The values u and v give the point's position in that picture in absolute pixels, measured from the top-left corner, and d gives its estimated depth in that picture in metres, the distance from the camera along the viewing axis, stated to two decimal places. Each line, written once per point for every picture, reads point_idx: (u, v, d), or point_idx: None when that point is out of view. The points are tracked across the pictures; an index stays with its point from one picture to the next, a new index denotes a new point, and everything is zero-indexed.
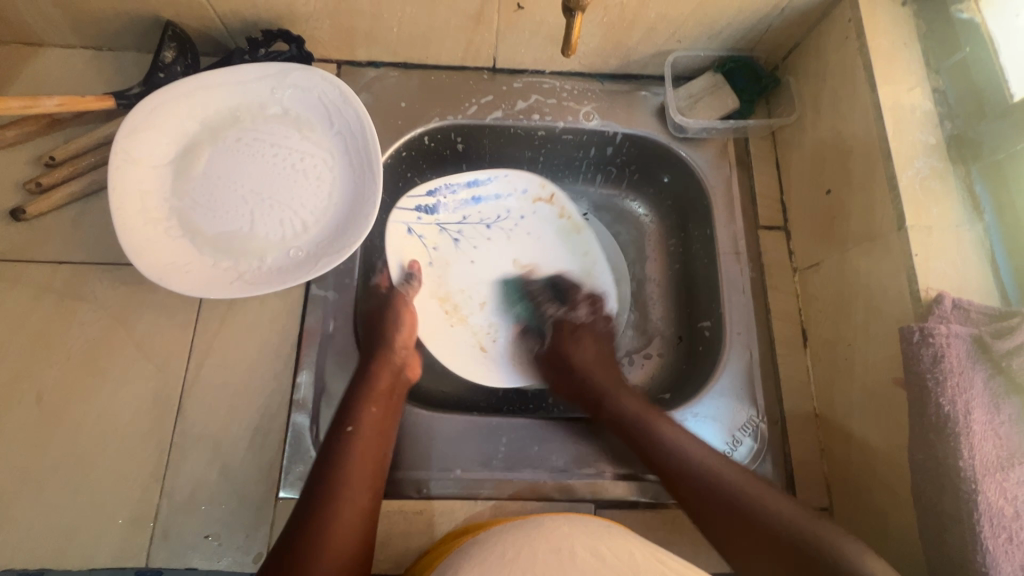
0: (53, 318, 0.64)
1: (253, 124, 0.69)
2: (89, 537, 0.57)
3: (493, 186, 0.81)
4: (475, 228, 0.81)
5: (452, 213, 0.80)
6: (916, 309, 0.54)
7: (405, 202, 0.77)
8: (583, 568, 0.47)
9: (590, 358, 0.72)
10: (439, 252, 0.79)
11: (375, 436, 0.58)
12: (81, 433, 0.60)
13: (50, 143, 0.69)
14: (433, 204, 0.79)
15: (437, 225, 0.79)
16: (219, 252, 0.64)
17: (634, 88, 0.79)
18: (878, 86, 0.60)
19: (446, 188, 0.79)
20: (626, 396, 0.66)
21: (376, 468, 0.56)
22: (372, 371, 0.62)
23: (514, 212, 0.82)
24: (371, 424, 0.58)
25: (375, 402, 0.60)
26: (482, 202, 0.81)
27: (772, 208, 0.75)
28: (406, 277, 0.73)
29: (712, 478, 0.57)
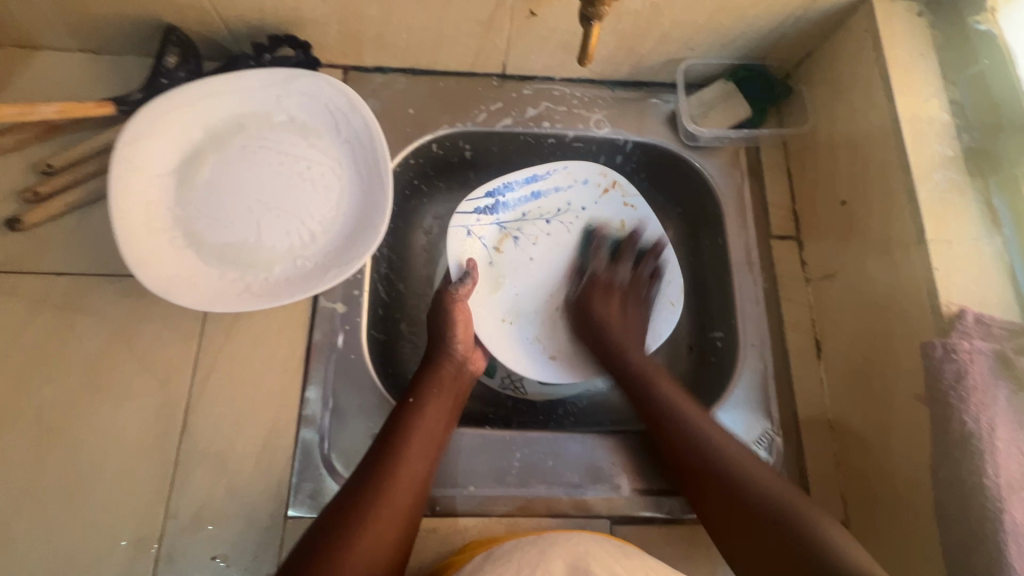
0: (51, 331, 0.62)
1: (259, 131, 0.67)
2: (91, 560, 0.55)
3: (552, 180, 0.77)
4: (535, 226, 0.78)
5: (513, 211, 0.77)
6: (937, 324, 0.53)
7: (465, 205, 0.74)
8: None
9: (604, 315, 0.72)
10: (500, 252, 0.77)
11: (430, 422, 0.59)
12: (82, 451, 0.58)
13: (47, 150, 0.67)
14: (494, 204, 0.76)
15: (496, 224, 0.77)
16: (225, 263, 0.62)
17: (644, 95, 0.78)
18: (896, 98, 0.60)
19: (505, 188, 0.76)
20: (666, 381, 0.66)
21: (430, 458, 0.57)
22: (436, 364, 0.64)
23: (574, 205, 0.79)
24: (430, 411, 0.60)
25: (436, 396, 0.61)
26: (542, 197, 0.78)
27: (785, 218, 0.74)
28: (463, 275, 0.71)
29: (748, 486, 0.55)
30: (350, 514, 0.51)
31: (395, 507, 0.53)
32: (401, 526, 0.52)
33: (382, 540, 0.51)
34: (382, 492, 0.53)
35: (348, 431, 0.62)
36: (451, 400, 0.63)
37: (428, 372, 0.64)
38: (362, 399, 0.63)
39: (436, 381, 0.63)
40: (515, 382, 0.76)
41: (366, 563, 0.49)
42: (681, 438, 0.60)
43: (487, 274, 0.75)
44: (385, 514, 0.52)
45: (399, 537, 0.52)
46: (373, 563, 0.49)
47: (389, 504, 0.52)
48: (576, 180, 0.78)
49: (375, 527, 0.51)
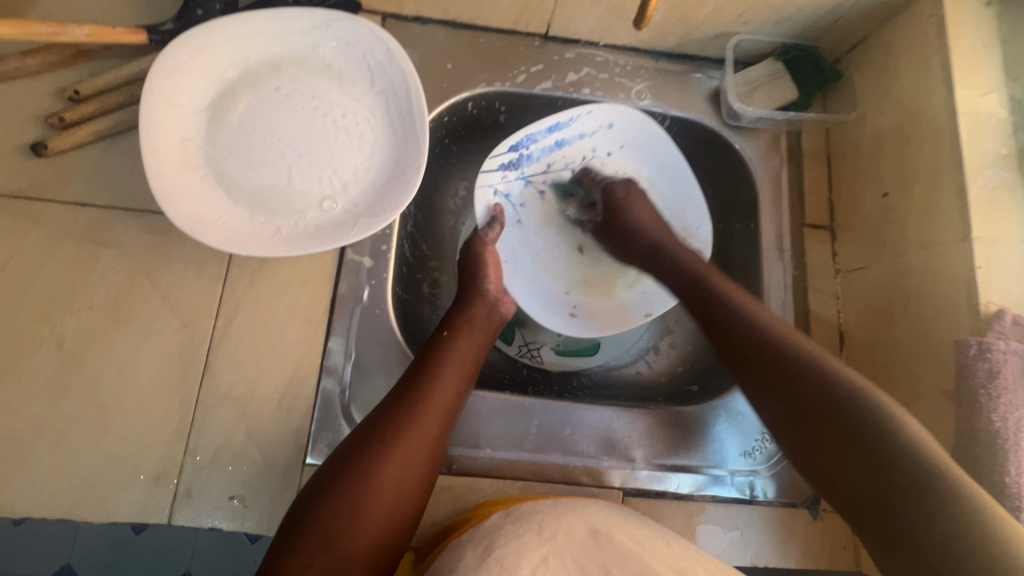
0: (74, 262, 0.61)
1: (294, 74, 0.65)
2: (109, 489, 0.56)
3: (577, 126, 0.73)
4: (561, 176, 0.76)
5: (538, 163, 0.74)
6: (973, 323, 0.53)
7: (490, 162, 0.70)
8: (621, 552, 0.48)
9: (642, 220, 0.69)
10: (528, 209, 0.75)
11: (464, 346, 0.61)
12: (103, 382, 0.58)
13: (73, 76, 0.65)
14: (518, 158, 0.72)
15: (522, 179, 0.74)
16: (255, 206, 0.61)
17: (688, 69, 0.76)
18: (956, 89, 0.58)
19: (528, 139, 0.72)
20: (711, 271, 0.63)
21: (464, 384, 0.58)
22: (473, 299, 0.65)
23: (599, 151, 0.75)
24: (464, 339, 0.61)
25: (467, 335, 0.62)
26: (566, 145, 0.75)
27: (820, 206, 0.73)
28: (490, 220, 0.70)
29: (818, 379, 0.49)
30: (381, 439, 0.51)
31: (425, 437, 0.53)
32: (428, 458, 0.53)
33: (412, 468, 0.51)
34: (416, 418, 0.53)
35: (369, 385, 0.62)
36: (482, 341, 0.63)
37: (460, 313, 0.64)
38: (384, 354, 0.63)
39: (468, 322, 0.63)
40: (532, 351, 0.77)
41: (395, 490, 0.50)
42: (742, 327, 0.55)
43: (514, 230, 0.74)
44: (415, 445, 0.52)
45: (427, 465, 0.53)
46: (401, 492, 0.50)
47: (420, 434, 0.53)
48: (601, 125, 0.73)
49: (405, 454, 0.51)
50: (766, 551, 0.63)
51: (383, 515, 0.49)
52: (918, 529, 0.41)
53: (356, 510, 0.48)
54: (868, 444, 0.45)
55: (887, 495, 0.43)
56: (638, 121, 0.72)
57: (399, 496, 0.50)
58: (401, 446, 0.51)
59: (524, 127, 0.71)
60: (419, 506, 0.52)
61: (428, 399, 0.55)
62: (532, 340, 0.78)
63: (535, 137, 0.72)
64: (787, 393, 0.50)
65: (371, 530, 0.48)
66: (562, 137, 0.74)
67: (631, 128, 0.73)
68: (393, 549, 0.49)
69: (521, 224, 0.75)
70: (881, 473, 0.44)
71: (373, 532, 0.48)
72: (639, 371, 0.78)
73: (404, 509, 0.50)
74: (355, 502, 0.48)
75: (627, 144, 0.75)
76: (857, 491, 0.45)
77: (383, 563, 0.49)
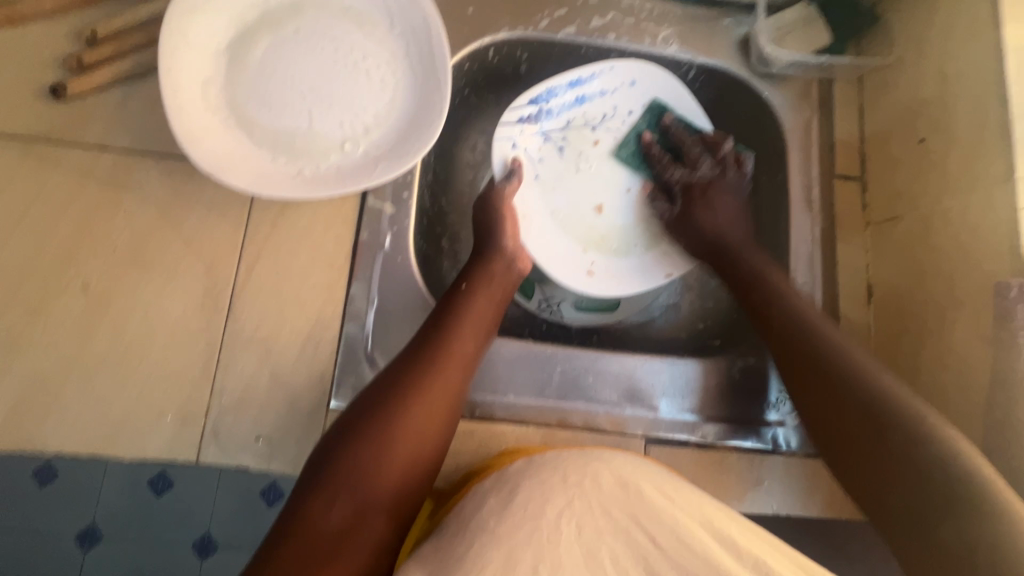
0: (97, 206, 0.61)
1: (314, 15, 0.63)
2: (139, 429, 0.56)
3: (598, 83, 0.72)
4: (580, 134, 0.73)
5: (558, 119, 0.72)
6: (1014, 265, 0.52)
7: (510, 114, 0.69)
8: (652, 506, 0.47)
9: (708, 223, 0.68)
10: (547, 164, 0.72)
11: (483, 300, 0.61)
12: (129, 325, 0.58)
13: (90, 18, 0.64)
14: (537, 112, 0.71)
15: (541, 134, 0.72)
16: (277, 149, 0.60)
17: (717, 15, 0.73)
18: (1005, 23, 0.55)
19: (548, 94, 0.71)
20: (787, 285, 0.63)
21: (482, 338, 0.58)
22: (491, 253, 0.64)
23: (620, 109, 0.73)
24: (483, 293, 0.61)
25: (486, 291, 0.61)
26: (587, 102, 0.72)
27: (851, 156, 0.71)
28: (508, 173, 0.69)
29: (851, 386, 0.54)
30: (402, 389, 0.51)
31: (445, 387, 0.53)
32: (449, 408, 0.53)
33: (432, 418, 0.51)
34: (437, 368, 0.53)
35: (391, 331, 0.62)
36: (501, 297, 0.63)
37: (480, 268, 0.63)
38: (406, 301, 0.63)
39: (487, 278, 0.63)
40: (552, 306, 0.76)
41: (416, 439, 0.50)
42: (801, 331, 0.59)
43: (532, 185, 0.71)
44: (436, 395, 0.52)
45: (448, 415, 0.53)
46: (422, 441, 0.50)
47: (441, 385, 0.53)
48: (623, 83, 0.72)
49: (426, 404, 0.51)
50: (790, 501, 0.63)
51: (404, 463, 0.49)
52: (930, 528, 0.45)
53: (378, 457, 0.48)
54: (885, 458, 0.49)
55: (926, 515, 0.46)
56: (661, 80, 0.71)
57: (421, 446, 0.50)
58: (422, 395, 0.51)
59: (544, 81, 0.70)
60: (440, 455, 0.52)
61: (449, 351, 0.55)
62: (552, 296, 0.76)
63: (555, 91, 0.71)
64: (832, 403, 0.54)
65: (393, 476, 0.48)
66: (583, 94, 0.72)
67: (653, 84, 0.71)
68: (416, 497, 0.50)
69: (539, 179, 0.72)
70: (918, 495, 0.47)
71: (395, 479, 0.48)
72: (657, 327, 0.77)
73: (426, 458, 0.50)
74: (377, 449, 0.48)
75: (649, 102, 0.73)
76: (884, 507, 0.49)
77: (407, 509, 0.49)
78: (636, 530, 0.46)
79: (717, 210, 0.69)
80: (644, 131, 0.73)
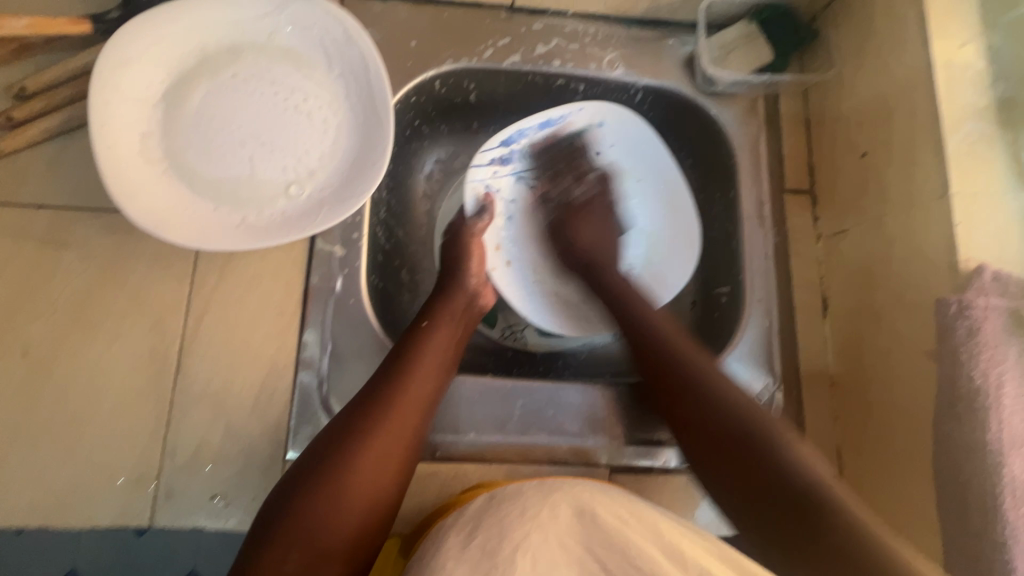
0: (35, 266, 0.59)
1: (252, 59, 0.62)
2: (89, 494, 0.55)
3: (567, 123, 0.71)
4: (552, 173, 0.73)
5: (529, 160, 0.72)
6: (953, 280, 0.52)
7: (479, 156, 0.70)
8: (605, 528, 0.47)
9: (585, 237, 0.70)
10: (518, 207, 0.73)
11: (442, 338, 0.60)
12: (74, 388, 0.57)
13: (19, 72, 0.62)
14: (508, 154, 0.71)
15: (513, 175, 0.72)
16: (220, 198, 0.59)
17: (661, 35, 0.74)
18: (932, 40, 0.57)
19: (518, 135, 0.70)
20: (675, 332, 0.60)
21: (440, 378, 0.57)
22: (450, 289, 0.64)
23: (589, 149, 0.73)
24: (441, 331, 0.60)
25: (443, 328, 0.60)
26: (556, 142, 0.72)
27: (800, 170, 0.72)
28: (480, 209, 0.70)
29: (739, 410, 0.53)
30: (359, 433, 0.51)
31: (400, 434, 0.52)
32: (404, 454, 0.52)
33: (386, 468, 0.50)
34: (392, 412, 0.52)
35: (347, 375, 0.61)
36: (459, 333, 0.62)
37: (438, 305, 0.63)
38: (361, 344, 0.62)
39: (445, 314, 0.62)
40: (516, 333, 0.76)
41: (369, 490, 0.49)
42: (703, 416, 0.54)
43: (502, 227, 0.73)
44: (390, 442, 0.51)
45: (403, 460, 0.52)
46: (375, 492, 0.49)
47: (395, 429, 0.52)
48: (592, 123, 0.71)
49: (381, 453, 0.50)
50: None
51: (356, 516, 0.48)
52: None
53: (328, 511, 0.47)
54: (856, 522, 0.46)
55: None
56: (630, 122, 0.70)
57: (374, 496, 0.49)
58: (376, 444, 0.50)
59: (516, 121, 0.70)
60: (395, 503, 0.51)
61: (405, 394, 0.54)
62: (515, 323, 0.76)
63: (524, 132, 0.70)
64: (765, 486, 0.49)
65: (343, 531, 0.47)
66: (551, 133, 0.71)
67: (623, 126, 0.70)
68: (368, 549, 0.49)
69: (509, 220, 0.73)
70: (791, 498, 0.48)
71: (346, 533, 0.47)
72: (624, 345, 0.76)
73: (379, 509, 0.49)
74: (327, 503, 0.47)
75: (617, 144, 0.72)
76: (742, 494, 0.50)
77: (358, 564, 0.48)
78: (588, 557, 0.47)
79: (586, 224, 0.71)
80: (611, 172, 0.73)
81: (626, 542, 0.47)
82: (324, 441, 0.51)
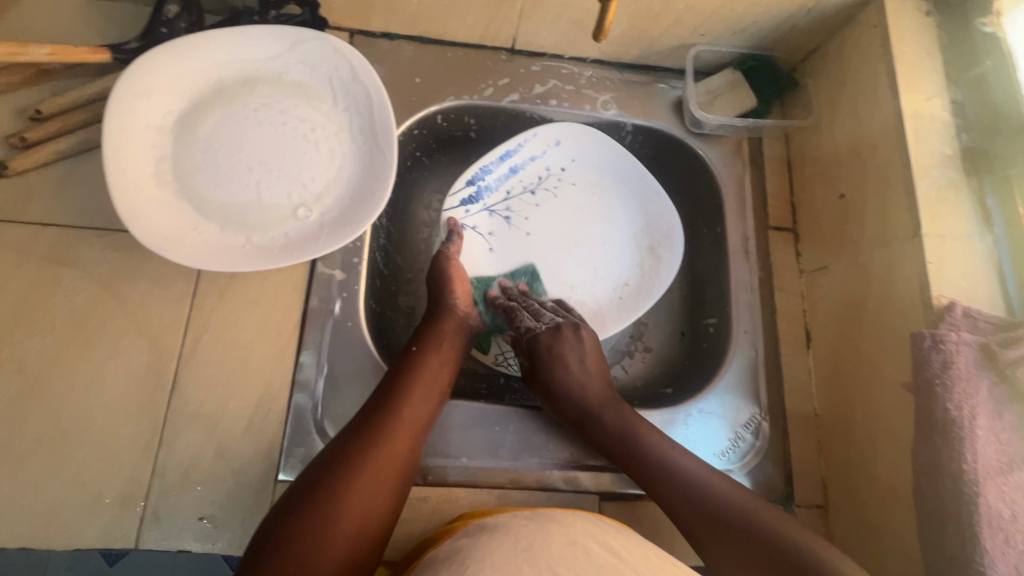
0: (36, 283, 0.59)
1: (266, 90, 0.65)
2: (73, 515, 0.54)
3: (526, 150, 0.76)
4: (523, 199, 0.77)
5: (497, 193, 0.76)
6: (927, 316, 0.55)
7: (450, 198, 0.74)
8: (597, 560, 0.46)
9: (559, 382, 0.63)
10: (497, 236, 0.75)
11: (437, 362, 0.61)
12: (67, 405, 0.57)
13: (36, 95, 0.65)
14: (476, 191, 0.75)
15: (485, 210, 0.76)
16: (226, 221, 0.61)
17: (651, 80, 0.78)
18: (901, 94, 0.61)
19: (483, 171, 0.75)
20: (606, 397, 0.63)
21: (434, 401, 0.58)
22: (444, 315, 0.65)
23: (553, 169, 0.77)
24: (435, 355, 0.62)
25: (437, 352, 0.62)
26: (520, 169, 0.77)
27: (782, 210, 0.75)
28: (447, 235, 0.71)
29: (689, 483, 0.55)
30: (356, 453, 0.51)
31: (394, 456, 0.53)
32: (398, 476, 0.53)
33: (379, 488, 0.51)
34: (387, 434, 0.53)
35: (342, 399, 0.62)
36: (452, 356, 0.63)
37: (432, 328, 0.64)
38: (357, 367, 0.63)
39: (439, 337, 0.64)
40: (507, 359, 0.76)
41: (363, 510, 0.49)
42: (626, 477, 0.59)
43: (486, 260, 0.74)
44: (384, 463, 0.52)
45: (396, 483, 0.52)
46: (369, 512, 0.50)
47: (390, 452, 0.53)
48: (549, 144, 0.77)
49: (375, 473, 0.51)
50: None
51: (351, 537, 0.48)
52: None
53: (323, 531, 0.47)
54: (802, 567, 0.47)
55: None
56: (582, 133, 0.76)
57: (368, 517, 0.50)
58: (371, 464, 0.51)
59: (477, 161, 0.75)
60: (387, 526, 0.51)
61: (400, 415, 0.55)
62: (508, 348, 0.76)
63: (488, 167, 0.75)
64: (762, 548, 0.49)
65: (338, 549, 0.47)
66: (514, 163, 0.76)
67: (577, 139, 0.76)
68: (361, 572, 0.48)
69: (493, 252, 0.75)
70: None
71: (340, 554, 0.47)
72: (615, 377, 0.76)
73: (373, 530, 0.50)
74: (322, 522, 0.47)
75: (578, 156, 0.77)
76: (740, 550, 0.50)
77: None
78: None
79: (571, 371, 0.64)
80: (581, 182, 0.78)
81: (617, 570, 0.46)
82: (319, 462, 0.51)
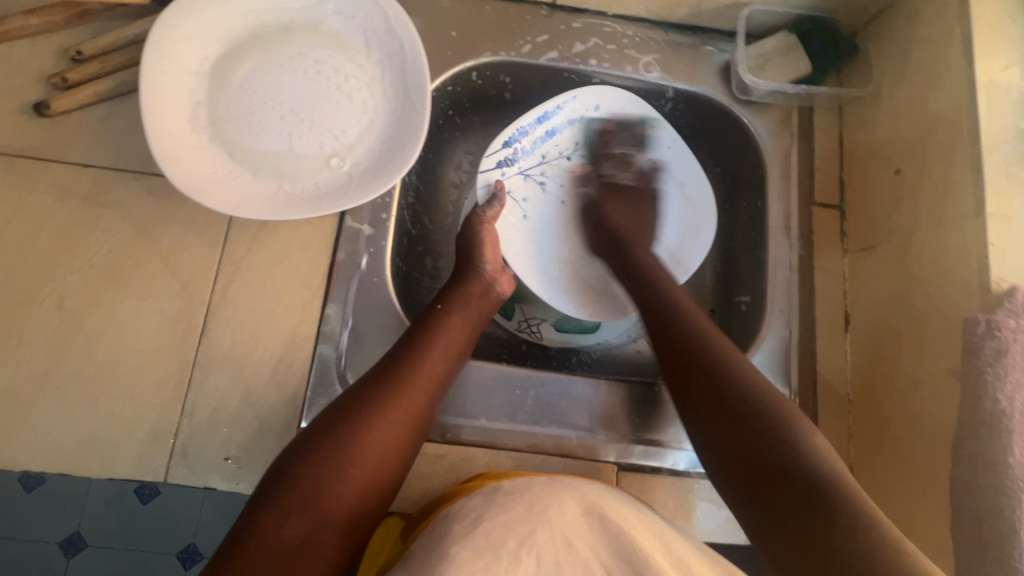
0: (74, 222, 0.61)
1: (301, 38, 0.64)
2: (107, 445, 0.56)
3: (564, 114, 0.72)
4: (557, 166, 0.75)
5: (533, 156, 0.74)
6: (983, 301, 0.52)
7: (487, 162, 0.71)
8: (613, 530, 0.47)
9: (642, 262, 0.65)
10: (532, 203, 0.74)
11: (459, 320, 0.61)
12: (102, 341, 0.59)
13: (77, 37, 0.65)
14: (513, 153, 0.72)
15: (521, 175, 0.73)
16: (257, 169, 0.61)
17: (699, 42, 0.74)
18: (976, 60, 0.56)
19: (519, 133, 0.71)
20: (693, 306, 0.59)
21: (452, 360, 0.58)
22: (469, 276, 0.64)
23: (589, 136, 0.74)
24: (456, 314, 0.61)
25: (459, 312, 0.61)
26: (557, 134, 0.74)
27: (829, 185, 0.71)
28: (490, 198, 0.69)
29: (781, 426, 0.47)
30: (372, 404, 0.51)
31: (410, 409, 0.53)
32: (413, 429, 0.53)
33: (393, 439, 0.51)
34: (404, 387, 0.53)
35: (365, 352, 0.62)
36: (475, 318, 0.63)
37: (456, 288, 0.63)
38: (381, 323, 0.63)
39: (463, 298, 0.63)
40: (532, 327, 0.75)
41: (375, 458, 0.50)
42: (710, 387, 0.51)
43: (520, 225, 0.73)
44: (400, 415, 0.52)
45: (410, 436, 0.53)
46: (381, 461, 0.50)
47: (406, 405, 0.53)
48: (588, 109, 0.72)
49: (390, 424, 0.51)
50: None
51: (363, 483, 0.49)
52: None
53: (335, 475, 0.48)
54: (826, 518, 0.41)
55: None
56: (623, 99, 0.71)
57: (379, 466, 0.50)
58: (386, 415, 0.51)
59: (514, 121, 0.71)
60: (399, 478, 0.52)
61: (418, 370, 0.55)
62: (532, 316, 0.76)
63: (526, 130, 0.71)
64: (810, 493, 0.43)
65: (345, 496, 0.48)
66: (553, 126, 0.73)
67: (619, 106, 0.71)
68: (370, 519, 0.49)
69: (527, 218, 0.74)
70: (820, 541, 0.41)
71: (348, 499, 0.48)
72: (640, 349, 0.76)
73: (384, 479, 0.50)
74: (334, 466, 0.48)
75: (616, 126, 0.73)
76: (778, 501, 0.44)
77: (359, 533, 0.48)
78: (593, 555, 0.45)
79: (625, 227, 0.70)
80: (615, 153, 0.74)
81: (632, 543, 0.46)
82: (335, 408, 0.52)
